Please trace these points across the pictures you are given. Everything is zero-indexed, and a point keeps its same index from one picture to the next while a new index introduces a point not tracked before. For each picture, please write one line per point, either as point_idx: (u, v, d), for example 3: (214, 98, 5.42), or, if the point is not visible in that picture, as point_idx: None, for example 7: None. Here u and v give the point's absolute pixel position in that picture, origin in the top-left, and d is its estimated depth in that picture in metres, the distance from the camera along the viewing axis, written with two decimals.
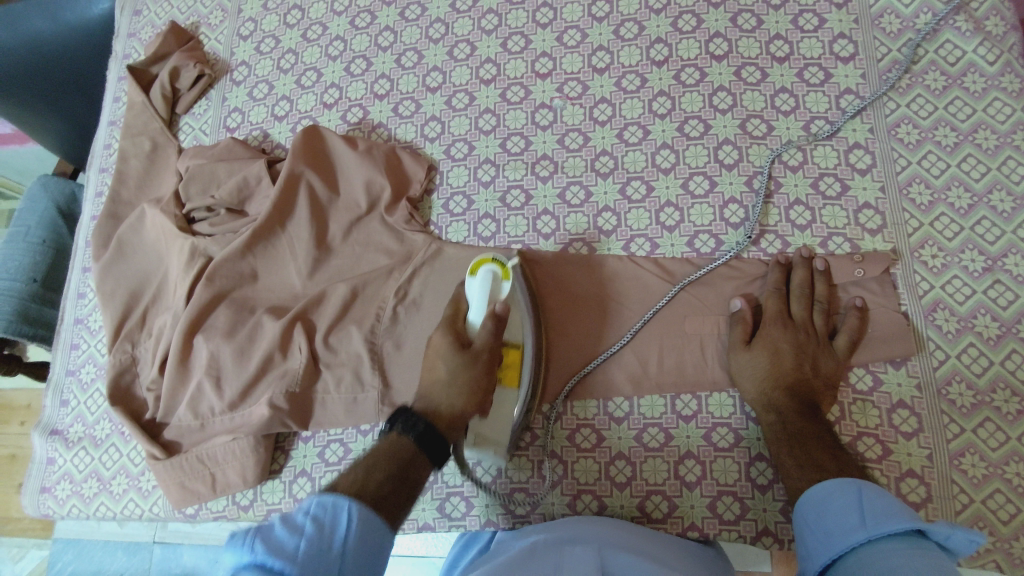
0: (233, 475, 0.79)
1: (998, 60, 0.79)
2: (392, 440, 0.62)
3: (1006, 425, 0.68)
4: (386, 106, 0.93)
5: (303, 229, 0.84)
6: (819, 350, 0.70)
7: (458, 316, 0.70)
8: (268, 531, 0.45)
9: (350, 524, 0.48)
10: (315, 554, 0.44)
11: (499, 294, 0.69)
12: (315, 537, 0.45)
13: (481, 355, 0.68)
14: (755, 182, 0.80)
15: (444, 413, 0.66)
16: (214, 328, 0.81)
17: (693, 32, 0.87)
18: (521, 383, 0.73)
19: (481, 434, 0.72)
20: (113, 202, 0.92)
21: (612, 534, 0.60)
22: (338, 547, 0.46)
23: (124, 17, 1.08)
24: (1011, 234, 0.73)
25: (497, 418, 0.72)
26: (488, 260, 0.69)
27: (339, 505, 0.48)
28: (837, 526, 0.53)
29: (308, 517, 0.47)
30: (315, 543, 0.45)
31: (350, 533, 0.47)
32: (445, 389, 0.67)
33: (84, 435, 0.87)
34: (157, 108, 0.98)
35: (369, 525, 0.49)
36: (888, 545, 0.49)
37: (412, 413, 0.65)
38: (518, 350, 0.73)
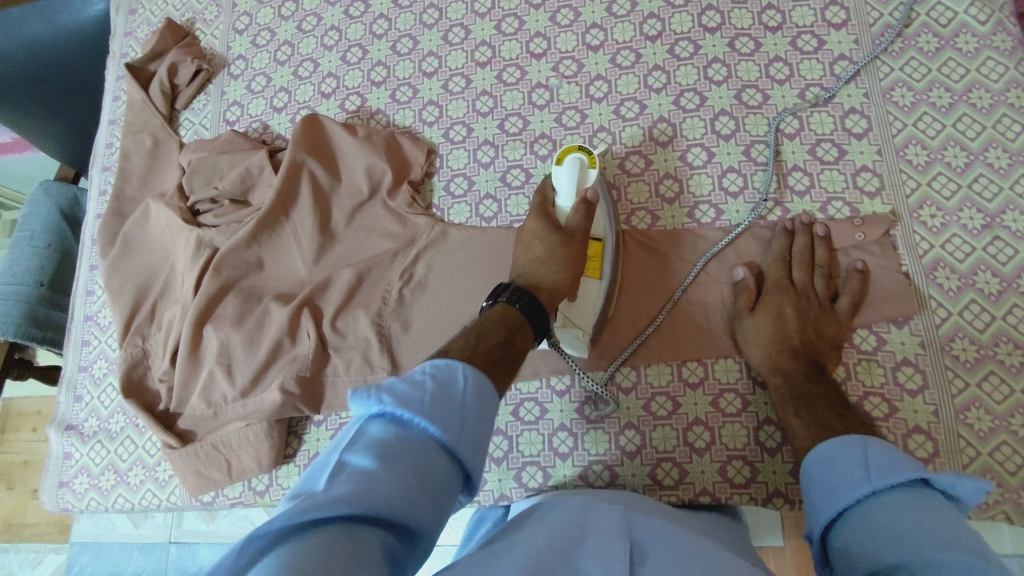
0: (248, 461, 0.80)
1: (990, 20, 0.80)
2: (500, 308, 0.62)
3: (1010, 378, 0.69)
4: (384, 92, 0.93)
5: (307, 216, 0.85)
6: (822, 314, 0.71)
7: (549, 203, 0.75)
8: (390, 388, 0.44)
9: (467, 384, 0.46)
10: (439, 408, 0.44)
11: (586, 181, 0.75)
12: (436, 390, 0.45)
13: (574, 234, 0.72)
14: (753, 152, 0.81)
15: (546, 287, 0.68)
16: (223, 317, 0.82)
17: (685, 5, 0.87)
18: (604, 273, 0.74)
19: (568, 316, 0.72)
20: (117, 198, 0.93)
21: (627, 496, 0.61)
22: (459, 403, 0.45)
23: (119, 17, 1.09)
24: (1009, 191, 0.74)
25: (582, 303, 0.73)
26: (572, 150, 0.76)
27: (454, 366, 0.47)
28: (843, 482, 0.54)
29: (428, 375, 0.46)
30: (435, 397, 0.44)
31: (468, 390, 0.46)
32: (542, 266, 0.70)
33: (99, 430, 0.88)
34: (157, 105, 0.98)
35: (482, 390, 0.47)
36: (894, 496, 0.49)
37: (516, 288, 0.66)
38: (600, 243, 0.75)
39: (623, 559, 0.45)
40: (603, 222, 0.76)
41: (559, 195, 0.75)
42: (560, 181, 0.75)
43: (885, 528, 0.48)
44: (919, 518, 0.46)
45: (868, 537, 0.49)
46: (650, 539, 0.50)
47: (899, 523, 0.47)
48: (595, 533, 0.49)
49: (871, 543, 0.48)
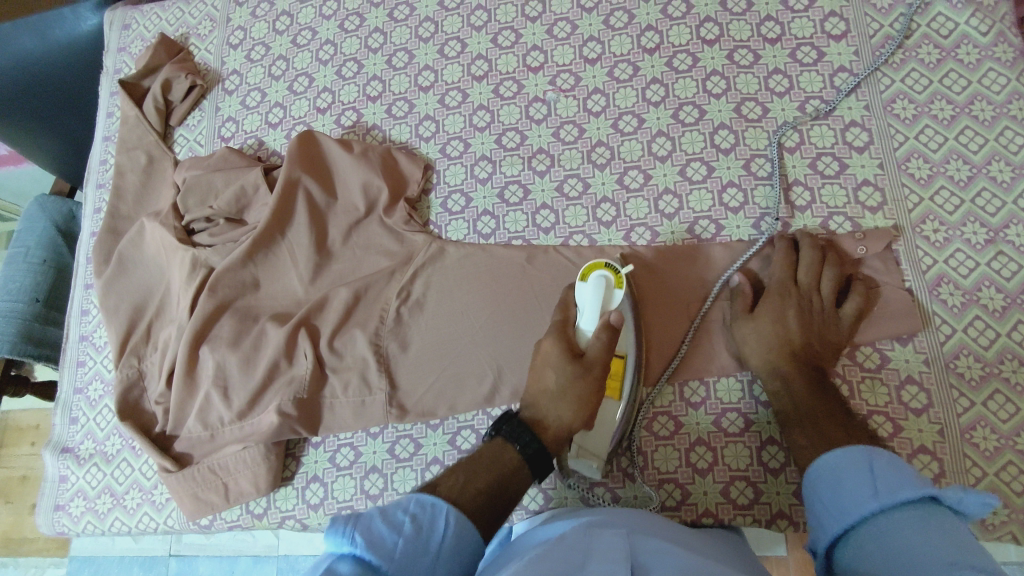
0: (245, 484, 0.79)
1: (992, 31, 0.79)
2: (498, 447, 0.64)
3: (1016, 396, 0.68)
4: (379, 107, 0.92)
5: (303, 234, 0.84)
6: (824, 321, 0.70)
7: (570, 324, 0.70)
8: (369, 525, 0.50)
9: (443, 530, 0.53)
10: (411, 554, 0.50)
11: (609, 303, 0.69)
12: (414, 534, 0.51)
13: (593, 367, 0.67)
14: (753, 166, 0.80)
15: (552, 429, 0.67)
16: (219, 338, 0.81)
17: (683, 17, 0.86)
18: (623, 394, 0.71)
19: (584, 445, 0.72)
20: (112, 217, 0.92)
21: (638, 518, 0.60)
22: (432, 550, 0.51)
23: (112, 31, 1.08)
24: (1012, 205, 0.73)
25: (599, 430, 0.71)
26: (600, 265, 0.70)
27: (437, 506, 0.54)
28: (849, 499, 0.53)
29: (408, 515, 0.53)
30: (411, 543, 0.50)
31: (445, 538, 0.53)
32: (555, 402, 0.67)
33: (95, 452, 0.87)
34: (151, 121, 0.98)
35: (460, 532, 0.54)
36: (903, 516, 0.49)
37: (520, 422, 0.67)
38: (622, 361, 0.71)
39: None
40: (629, 341, 0.71)
41: (581, 315, 0.69)
42: (583, 301, 0.70)
43: (896, 548, 0.47)
44: (930, 538, 0.46)
45: (876, 557, 0.48)
46: (654, 561, 0.50)
47: (910, 544, 0.47)
48: (598, 557, 0.48)
49: (882, 564, 0.47)
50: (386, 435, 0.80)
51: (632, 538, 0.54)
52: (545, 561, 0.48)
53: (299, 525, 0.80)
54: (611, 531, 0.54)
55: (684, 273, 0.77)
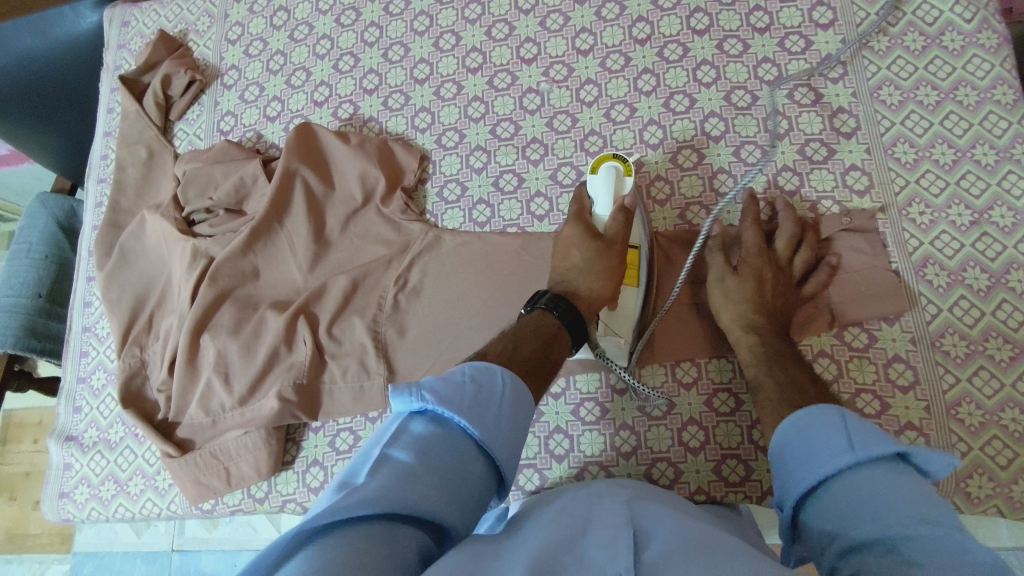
0: (247, 468, 0.80)
1: (975, 18, 0.80)
2: (538, 316, 0.65)
3: (1000, 372, 0.69)
4: (376, 100, 0.94)
5: (301, 223, 0.85)
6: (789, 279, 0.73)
7: (586, 210, 0.76)
8: (430, 386, 0.49)
9: (505, 385, 0.51)
10: (477, 405, 0.48)
11: (620, 188, 0.76)
12: (473, 389, 0.49)
13: (614, 242, 0.73)
14: (742, 152, 0.81)
15: (584, 295, 0.70)
16: (220, 326, 0.83)
17: (674, 8, 0.88)
18: (640, 280, 0.75)
19: (610, 323, 0.75)
20: (113, 210, 0.94)
21: (613, 490, 0.58)
22: (494, 404, 0.49)
23: (112, 28, 1.09)
24: (996, 187, 0.74)
25: (623, 311, 0.75)
26: (607, 157, 0.77)
27: (493, 369, 0.52)
28: (822, 450, 0.51)
29: (467, 374, 0.51)
30: (471, 398, 0.49)
31: (505, 392, 0.51)
32: (584, 274, 0.71)
33: (98, 440, 0.89)
34: (151, 116, 0.99)
35: (519, 394, 0.52)
36: (874, 471, 0.47)
37: (555, 295, 0.68)
38: (637, 251, 0.76)
39: (626, 539, 0.46)
40: (641, 232, 0.77)
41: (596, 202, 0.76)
42: (596, 190, 0.77)
43: (865, 504, 0.46)
44: (901, 497, 0.44)
45: (846, 512, 0.47)
46: (654, 525, 0.51)
47: (880, 500, 0.45)
48: (599, 522, 0.49)
49: (852, 517, 0.46)
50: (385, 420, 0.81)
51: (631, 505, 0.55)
52: (548, 534, 0.49)
53: (300, 509, 0.81)
54: (611, 501, 0.55)
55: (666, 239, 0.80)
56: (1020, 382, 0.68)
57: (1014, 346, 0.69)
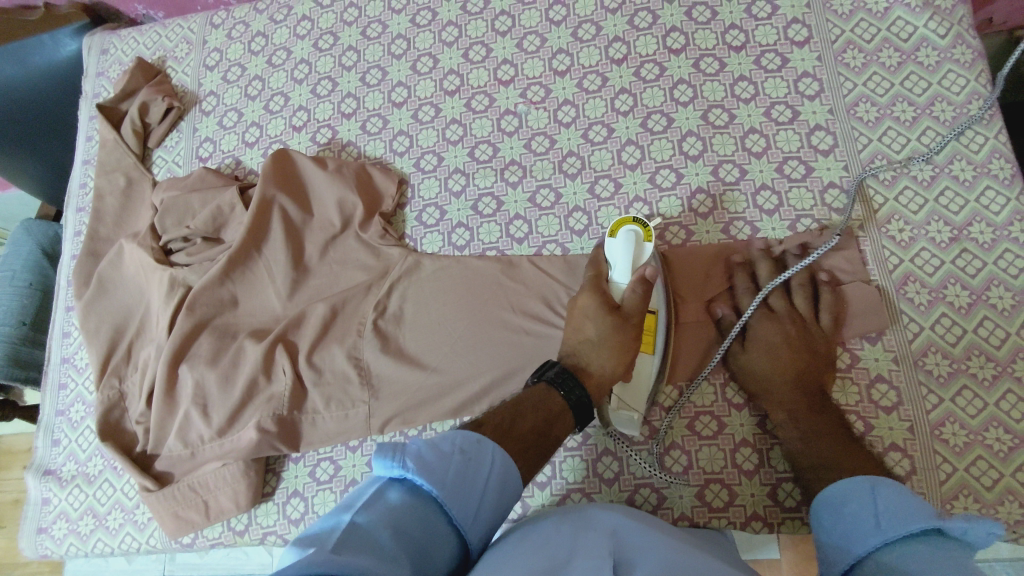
0: (225, 501, 0.79)
1: (950, 33, 0.80)
2: (543, 392, 0.65)
3: (983, 391, 0.68)
4: (354, 124, 0.93)
5: (279, 251, 0.85)
6: (812, 336, 0.71)
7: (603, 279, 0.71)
8: (417, 455, 0.50)
9: (492, 465, 0.54)
10: (460, 484, 0.50)
11: (641, 256, 0.70)
12: (462, 464, 0.52)
13: (630, 317, 0.69)
14: (720, 171, 0.81)
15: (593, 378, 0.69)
16: (197, 357, 0.82)
17: (650, 28, 0.88)
18: (657, 348, 0.72)
19: (623, 398, 0.73)
20: (92, 239, 0.93)
21: (612, 517, 0.58)
22: (481, 483, 0.52)
23: (91, 56, 1.09)
24: (975, 203, 0.74)
25: (637, 384, 0.72)
26: (628, 221, 0.72)
27: (485, 444, 0.55)
28: (853, 532, 0.54)
29: (457, 447, 0.53)
30: (461, 475, 0.51)
31: (492, 473, 0.53)
32: (594, 351, 0.69)
33: (77, 473, 0.87)
34: (129, 144, 0.99)
35: (505, 471, 0.54)
36: (904, 547, 0.50)
37: (571, 374, 0.67)
38: (653, 316, 0.72)
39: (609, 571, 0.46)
40: (659, 295, 0.73)
41: (614, 269, 0.71)
42: (615, 255, 0.71)
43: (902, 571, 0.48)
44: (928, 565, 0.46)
45: None
46: (639, 556, 0.50)
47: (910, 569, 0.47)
48: (583, 553, 0.49)
49: None
50: (365, 448, 0.80)
51: (613, 531, 0.54)
52: (526, 563, 0.49)
53: (280, 541, 0.79)
54: (595, 529, 0.54)
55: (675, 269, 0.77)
56: (1003, 402, 0.68)
57: (997, 364, 0.69)
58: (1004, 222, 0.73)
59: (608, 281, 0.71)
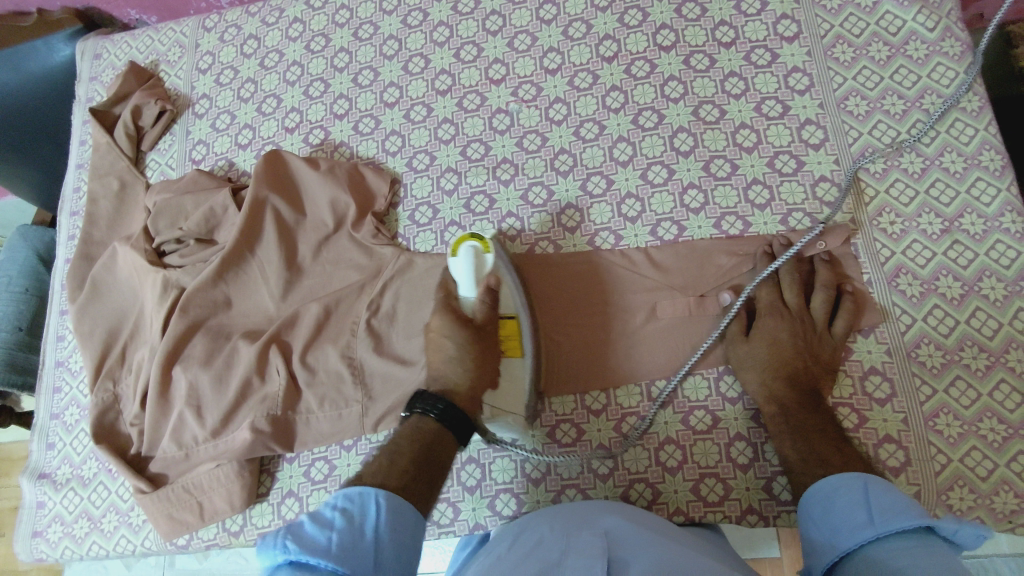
0: (219, 502, 0.79)
1: (938, 26, 0.80)
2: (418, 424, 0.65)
3: (977, 382, 0.68)
4: (346, 125, 0.94)
5: (271, 252, 0.85)
6: (818, 338, 0.71)
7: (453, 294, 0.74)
8: (296, 532, 0.47)
9: (379, 512, 0.52)
10: (350, 545, 0.47)
11: (483, 266, 0.74)
12: (347, 523, 0.49)
13: (484, 326, 0.73)
14: (712, 167, 0.81)
15: (465, 390, 0.70)
16: (191, 358, 0.82)
17: (640, 25, 0.88)
18: (523, 351, 0.75)
19: (496, 405, 0.74)
20: (85, 242, 0.94)
21: (606, 517, 0.57)
22: (373, 534, 0.49)
23: (84, 61, 1.09)
24: (966, 194, 0.74)
25: (507, 386, 0.74)
26: (466, 237, 0.75)
27: (365, 494, 0.53)
28: (844, 526, 0.54)
29: (337, 512, 0.50)
30: (347, 534, 0.48)
31: (382, 521, 0.51)
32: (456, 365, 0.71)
33: (72, 477, 0.87)
34: (121, 147, 0.99)
35: (396, 509, 0.53)
36: (898, 542, 0.49)
37: (429, 394, 0.68)
38: (514, 321, 0.75)
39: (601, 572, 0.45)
40: (515, 299, 0.75)
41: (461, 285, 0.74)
42: (458, 271, 0.74)
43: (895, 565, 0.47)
44: (923, 560, 0.46)
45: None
46: (632, 556, 0.50)
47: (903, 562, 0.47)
48: (575, 553, 0.50)
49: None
50: (360, 447, 0.80)
51: (606, 530, 0.55)
52: (521, 568, 0.49)
53: None
54: (587, 528, 0.55)
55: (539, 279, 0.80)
56: (997, 392, 0.67)
57: (990, 355, 0.69)
58: (995, 213, 0.73)
59: (458, 297, 0.74)
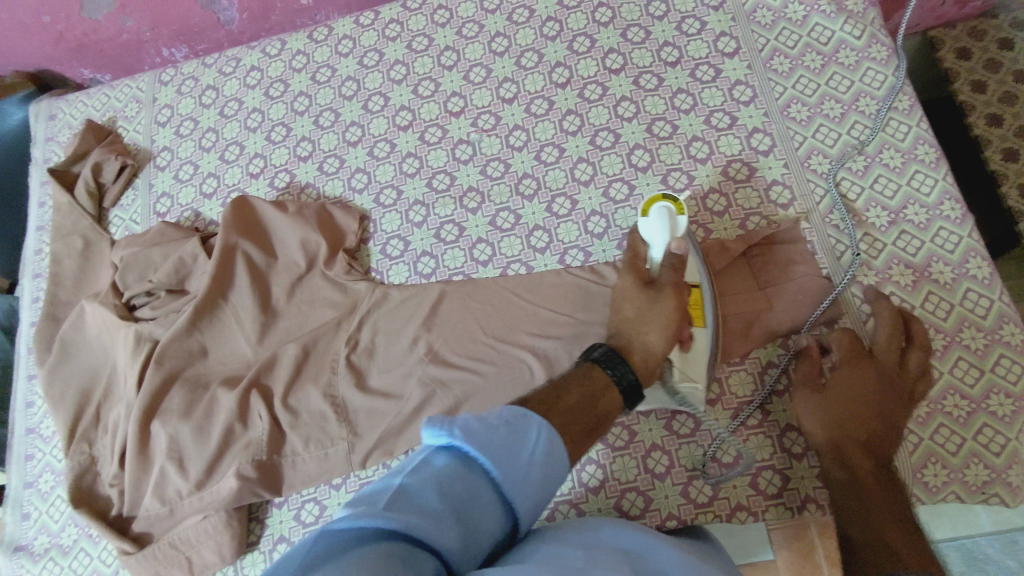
0: (209, 555, 0.77)
1: (864, 34, 0.86)
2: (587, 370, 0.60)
3: (937, 361, 0.72)
4: (311, 166, 0.95)
5: (245, 296, 0.85)
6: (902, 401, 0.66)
7: (641, 257, 0.72)
8: (464, 424, 0.47)
9: (538, 439, 0.49)
10: (505, 455, 0.47)
11: (676, 229, 0.72)
12: (508, 434, 0.48)
13: (664, 289, 0.67)
14: (670, 179, 0.84)
15: (637, 356, 0.64)
16: (169, 410, 0.81)
17: (588, 51, 0.93)
18: (708, 320, 0.71)
19: (684, 369, 0.71)
20: (51, 304, 0.92)
21: (623, 538, 0.56)
22: (528, 455, 0.48)
23: (39, 123, 1.09)
24: (906, 186, 0.79)
25: (696, 354, 0.71)
26: (658, 200, 0.75)
27: (529, 418, 0.50)
28: None
29: (504, 419, 0.49)
30: (506, 446, 0.47)
31: (538, 448, 0.48)
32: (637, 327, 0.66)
33: (50, 546, 0.84)
34: (84, 205, 0.98)
35: (552, 446, 0.49)
36: None
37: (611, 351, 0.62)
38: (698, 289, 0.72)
39: None
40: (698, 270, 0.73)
41: (652, 247, 0.72)
42: (650, 231, 0.73)
43: None
44: None
45: None
46: None
47: None
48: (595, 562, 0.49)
49: None
50: (350, 485, 0.79)
51: (621, 548, 0.54)
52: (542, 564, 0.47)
53: None
54: (605, 546, 0.54)
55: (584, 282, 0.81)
56: (957, 369, 0.71)
57: (946, 335, 0.72)
58: (936, 202, 0.78)
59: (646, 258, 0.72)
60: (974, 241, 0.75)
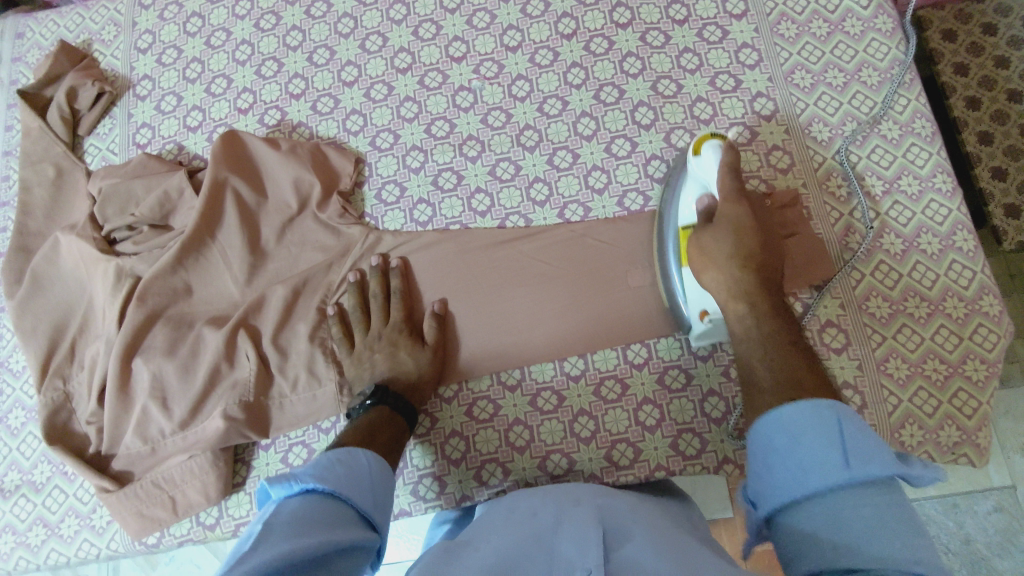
0: (194, 495, 0.77)
1: (871, 5, 0.87)
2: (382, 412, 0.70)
3: (920, 328, 0.74)
4: (304, 104, 0.91)
5: (233, 235, 0.82)
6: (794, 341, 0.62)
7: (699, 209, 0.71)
8: (302, 472, 0.53)
9: (367, 462, 0.59)
10: (350, 485, 0.54)
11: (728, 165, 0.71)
12: (346, 469, 0.56)
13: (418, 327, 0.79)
14: (672, 138, 0.84)
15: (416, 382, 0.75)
16: (153, 348, 0.78)
17: (596, 3, 0.91)
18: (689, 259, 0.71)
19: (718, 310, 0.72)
20: (20, 234, 0.87)
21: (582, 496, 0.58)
22: (366, 478, 0.57)
23: (6, 41, 1.02)
24: (902, 158, 0.80)
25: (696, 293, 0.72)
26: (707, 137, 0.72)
27: (354, 451, 0.59)
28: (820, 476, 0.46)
29: (333, 459, 0.57)
30: (347, 477, 0.55)
31: (371, 469, 0.58)
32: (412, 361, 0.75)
33: (21, 483, 0.82)
34: (56, 131, 0.93)
35: (381, 466, 0.60)
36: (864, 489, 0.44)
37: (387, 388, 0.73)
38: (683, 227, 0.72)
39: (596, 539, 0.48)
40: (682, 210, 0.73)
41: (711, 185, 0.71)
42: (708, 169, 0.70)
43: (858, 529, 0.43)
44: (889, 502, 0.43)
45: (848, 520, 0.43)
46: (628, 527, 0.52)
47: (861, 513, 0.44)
48: (569, 523, 0.51)
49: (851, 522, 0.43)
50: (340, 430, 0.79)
51: (599, 503, 0.56)
52: (511, 539, 0.51)
53: None
54: (581, 501, 0.56)
55: (391, 275, 0.81)
56: (937, 335, 0.74)
57: (930, 303, 0.75)
58: (928, 174, 0.80)
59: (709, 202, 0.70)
60: (962, 215, 0.78)
